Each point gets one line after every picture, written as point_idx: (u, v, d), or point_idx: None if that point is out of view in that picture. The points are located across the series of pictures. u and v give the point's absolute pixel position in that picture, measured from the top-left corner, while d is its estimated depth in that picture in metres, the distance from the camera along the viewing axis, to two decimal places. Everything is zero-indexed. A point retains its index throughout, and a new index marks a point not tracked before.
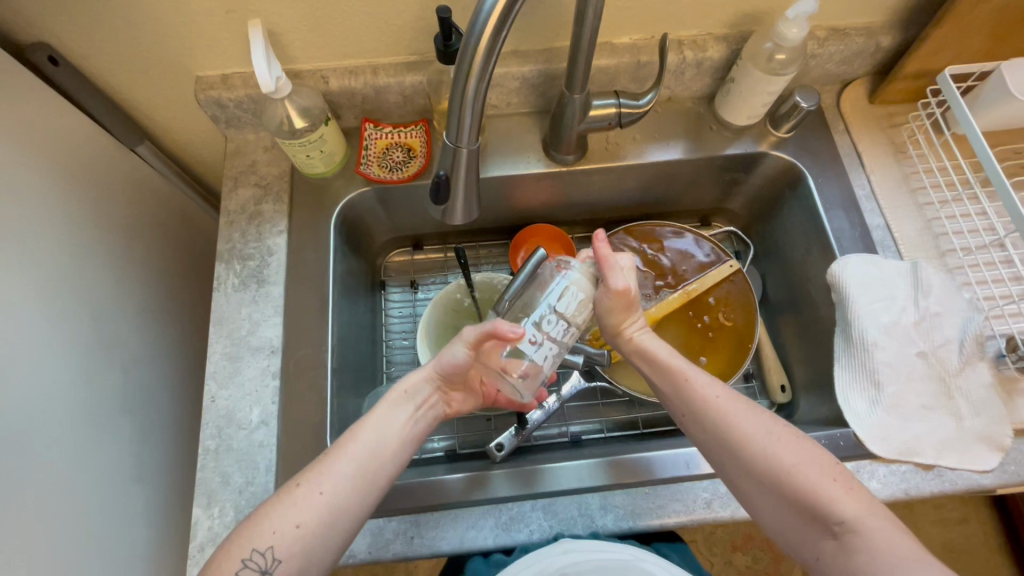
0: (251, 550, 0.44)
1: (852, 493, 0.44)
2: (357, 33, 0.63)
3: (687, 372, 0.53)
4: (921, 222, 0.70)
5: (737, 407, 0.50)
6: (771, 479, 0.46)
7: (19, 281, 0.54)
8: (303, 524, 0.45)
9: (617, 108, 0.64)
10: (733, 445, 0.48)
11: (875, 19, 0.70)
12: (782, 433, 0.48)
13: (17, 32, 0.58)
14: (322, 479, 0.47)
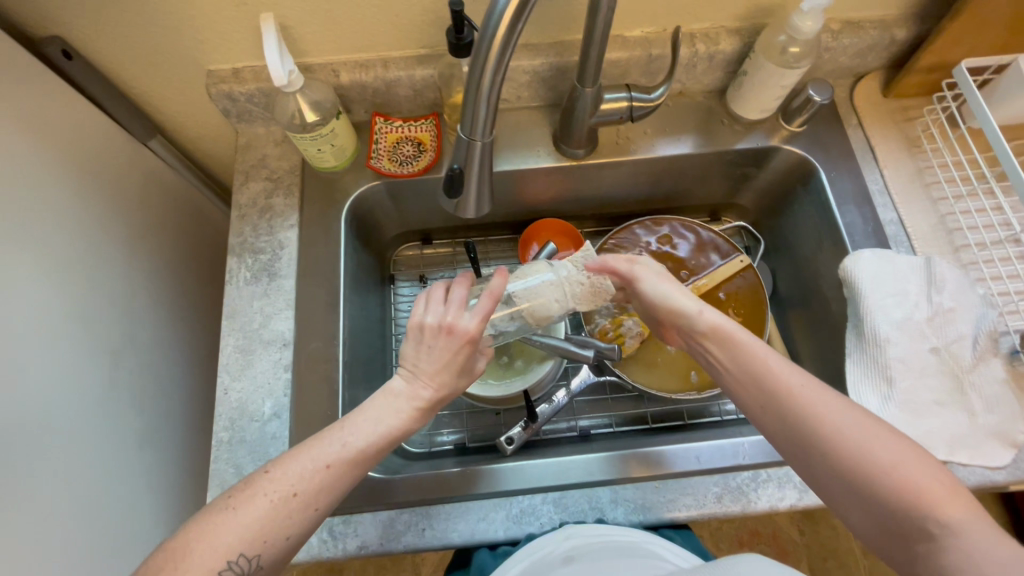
0: (224, 560, 0.41)
1: (956, 497, 0.40)
2: (369, 27, 0.63)
3: (764, 365, 0.48)
4: (935, 217, 0.69)
5: (824, 397, 0.45)
6: (863, 479, 0.42)
7: (32, 274, 0.54)
8: (281, 532, 0.43)
9: (629, 101, 0.64)
10: (821, 441, 0.44)
11: (891, 12, 0.69)
12: (876, 429, 0.43)
13: (31, 26, 0.58)
14: (297, 484, 0.44)
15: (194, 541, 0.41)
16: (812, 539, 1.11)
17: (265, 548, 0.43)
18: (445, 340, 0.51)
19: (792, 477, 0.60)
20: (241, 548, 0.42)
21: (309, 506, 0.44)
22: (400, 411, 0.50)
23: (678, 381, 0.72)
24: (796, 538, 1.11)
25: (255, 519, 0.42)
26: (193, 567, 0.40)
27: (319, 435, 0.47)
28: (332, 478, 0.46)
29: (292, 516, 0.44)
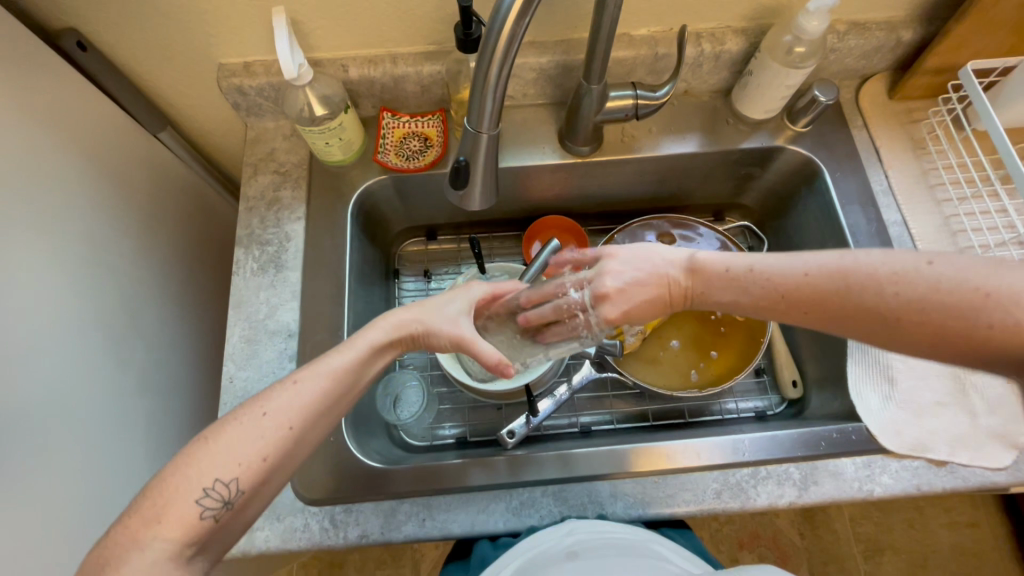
0: (200, 487, 0.42)
1: (966, 288, 0.40)
2: (379, 22, 0.63)
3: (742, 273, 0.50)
4: (939, 219, 0.69)
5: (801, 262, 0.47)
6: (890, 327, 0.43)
7: (42, 259, 0.55)
8: (254, 451, 0.44)
9: (634, 99, 0.64)
10: (837, 319, 0.45)
11: (897, 14, 0.69)
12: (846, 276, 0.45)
13: (47, 17, 0.60)
14: (266, 404, 0.46)
15: (169, 480, 0.43)
16: (812, 543, 1.11)
17: (241, 472, 0.44)
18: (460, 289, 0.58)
19: (792, 475, 0.60)
20: (216, 475, 0.43)
21: (280, 423, 0.46)
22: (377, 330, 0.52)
23: (678, 378, 0.74)
24: (796, 541, 1.11)
25: (230, 445, 0.44)
26: (169, 508, 0.41)
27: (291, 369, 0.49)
28: (300, 396, 0.47)
29: (266, 438, 0.45)
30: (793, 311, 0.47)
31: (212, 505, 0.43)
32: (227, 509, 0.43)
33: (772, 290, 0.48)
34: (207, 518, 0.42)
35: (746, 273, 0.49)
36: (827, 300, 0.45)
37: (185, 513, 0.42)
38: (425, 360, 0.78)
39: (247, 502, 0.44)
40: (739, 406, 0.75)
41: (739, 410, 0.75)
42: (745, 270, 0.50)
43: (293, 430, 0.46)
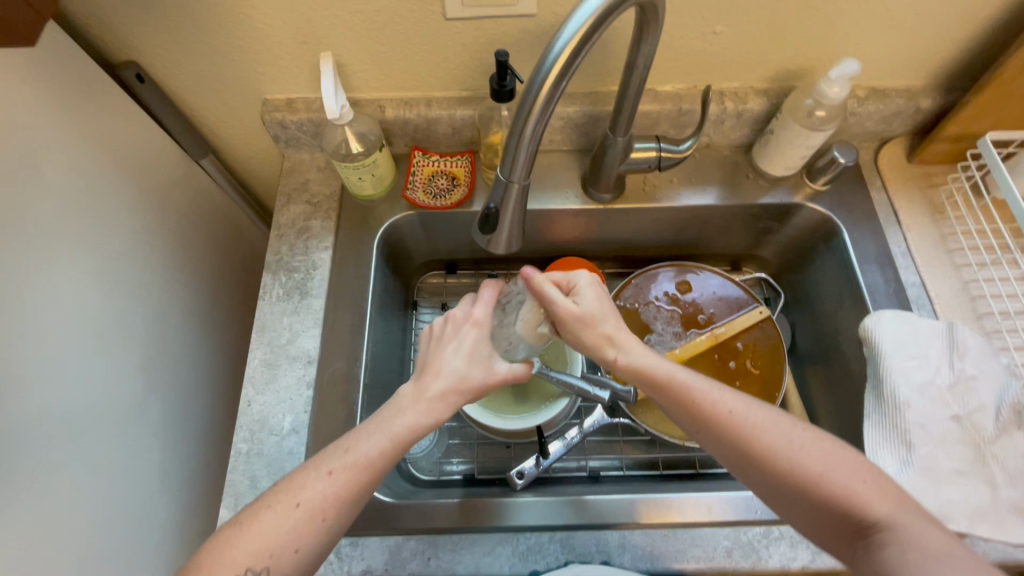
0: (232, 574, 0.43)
1: (884, 496, 0.46)
2: (417, 69, 0.67)
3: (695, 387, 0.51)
4: (958, 284, 0.69)
5: (797, 432, 0.49)
6: (789, 478, 0.47)
7: (81, 274, 0.58)
8: (288, 545, 0.44)
9: (658, 152, 0.67)
10: (754, 448, 0.48)
11: (915, 82, 0.72)
12: (803, 437, 0.49)
13: (111, 51, 0.64)
14: (298, 493, 0.46)
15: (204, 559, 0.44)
16: None
17: (272, 563, 0.44)
18: (460, 330, 0.57)
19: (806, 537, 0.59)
20: (248, 563, 0.43)
21: (312, 511, 0.46)
22: (408, 406, 0.51)
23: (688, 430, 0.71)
24: None
25: (263, 535, 0.44)
26: None
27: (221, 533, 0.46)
28: (334, 484, 0.47)
29: (297, 531, 0.45)
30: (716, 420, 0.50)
31: None
32: None
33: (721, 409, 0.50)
34: None
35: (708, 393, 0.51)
36: (753, 444, 0.48)
37: None
38: None
39: None
40: None
41: None
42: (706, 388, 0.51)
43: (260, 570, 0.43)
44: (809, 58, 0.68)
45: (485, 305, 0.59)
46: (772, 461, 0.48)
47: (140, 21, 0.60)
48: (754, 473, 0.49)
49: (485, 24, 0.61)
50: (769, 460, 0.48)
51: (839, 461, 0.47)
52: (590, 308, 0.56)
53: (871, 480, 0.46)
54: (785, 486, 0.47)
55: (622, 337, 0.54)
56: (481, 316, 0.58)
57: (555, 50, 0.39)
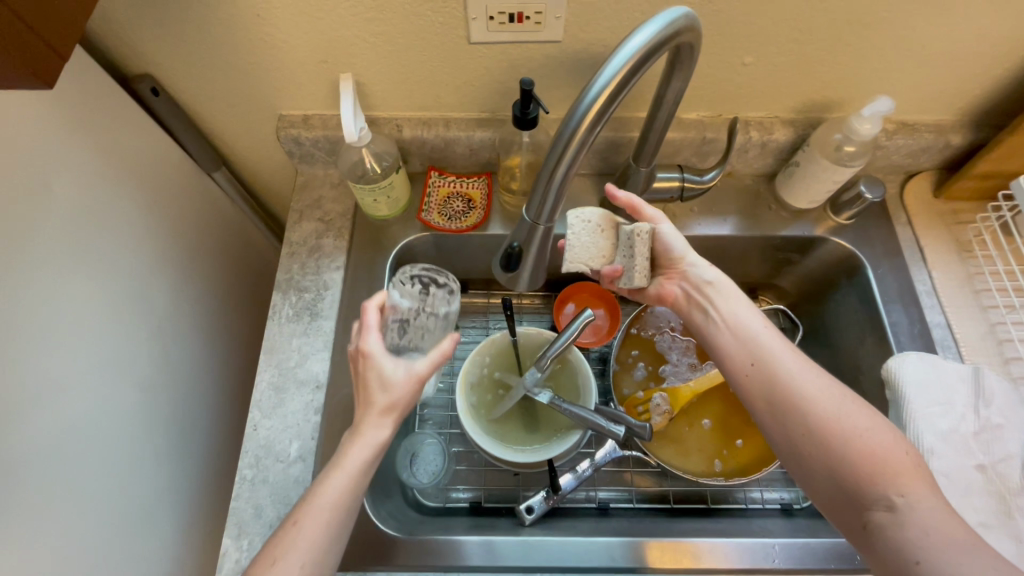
0: None
1: (919, 477, 0.45)
2: (438, 90, 0.66)
3: (756, 337, 0.55)
4: (984, 326, 0.67)
5: (850, 404, 0.49)
6: (826, 435, 0.48)
7: (89, 294, 0.57)
8: None
9: (681, 182, 0.66)
10: (798, 404, 0.50)
11: (946, 117, 0.70)
12: (853, 404, 0.49)
13: (126, 64, 0.63)
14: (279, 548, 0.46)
15: None
16: None
17: None
18: (361, 364, 0.52)
19: None
20: None
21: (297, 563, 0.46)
22: (351, 440, 0.50)
23: (701, 464, 0.72)
24: None
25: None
26: None
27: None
28: (313, 526, 0.47)
29: None
30: (769, 369, 0.52)
31: None
32: None
33: (776, 363, 0.52)
34: None
35: (767, 350, 0.54)
36: (796, 398, 0.50)
37: None
38: (444, 417, 0.77)
39: None
40: (764, 496, 0.73)
41: (764, 500, 0.73)
42: (769, 344, 0.54)
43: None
44: (839, 91, 0.66)
45: (366, 335, 0.52)
46: (814, 415, 0.49)
47: (158, 36, 0.59)
48: (790, 420, 0.50)
49: (510, 48, 0.59)
50: (809, 415, 0.49)
51: (882, 437, 0.47)
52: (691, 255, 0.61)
53: (913, 457, 0.46)
54: (822, 443, 0.48)
55: (725, 287, 0.59)
56: (371, 348, 0.51)
57: (589, 97, 0.38)
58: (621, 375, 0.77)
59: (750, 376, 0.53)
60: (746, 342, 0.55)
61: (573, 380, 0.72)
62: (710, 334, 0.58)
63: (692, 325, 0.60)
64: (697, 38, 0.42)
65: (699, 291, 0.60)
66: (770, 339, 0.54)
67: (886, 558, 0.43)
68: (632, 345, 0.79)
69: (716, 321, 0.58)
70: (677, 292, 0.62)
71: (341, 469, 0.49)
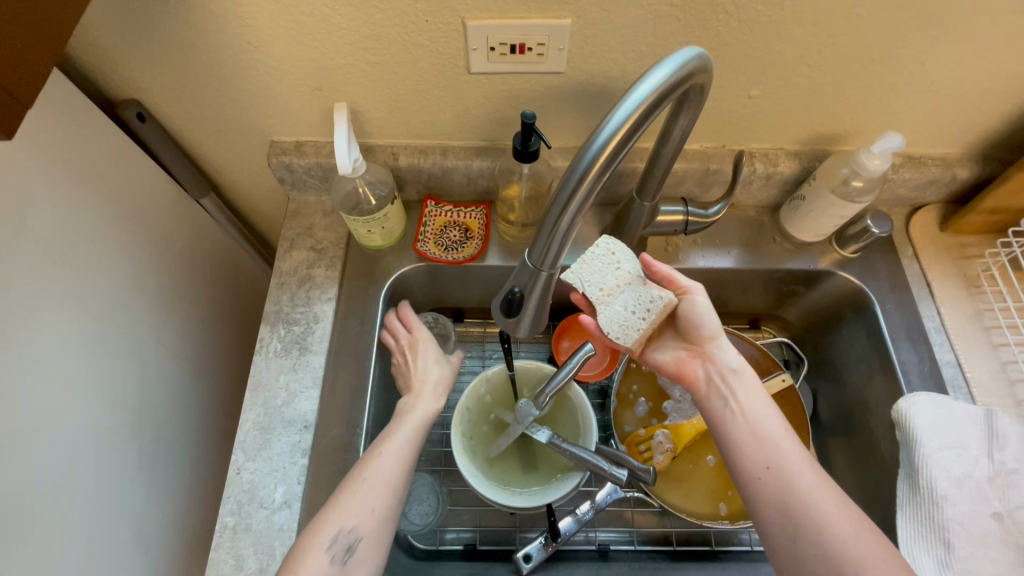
0: (366, 492, 0.54)
1: None
2: (435, 118, 0.64)
3: (773, 439, 0.52)
4: (996, 365, 0.65)
5: (865, 529, 0.47)
6: (840, 560, 0.45)
7: (64, 335, 0.53)
8: (396, 466, 0.56)
9: (685, 216, 0.64)
10: (813, 522, 0.47)
11: (953, 151, 0.69)
12: (865, 527, 0.47)
13: (112, 89, 0.60)
14: (389, 436, 0.59)
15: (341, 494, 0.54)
16: None
17: (392, 476, 0.56)
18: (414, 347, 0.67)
19: None
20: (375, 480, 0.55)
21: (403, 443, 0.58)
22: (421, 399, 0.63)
23: (707, 506, 0.69)
24: None
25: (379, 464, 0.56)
26: (345, 510, 0.52)
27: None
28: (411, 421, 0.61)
29: (401, 455, 0.57)
30: (786, 480, 0.49)
31: (377, 503, 0.53)
32: (388, 503, 0.54)
33: (793, 474, 0.49)
34: (375, 512, 0.53)
35: (785, 457, 0.50)
36: (811, 515, 0.47)
37: (359, 510, 0.52)
38: (438, 454, 0.74)
39: (400, 499, 0.56)
40: None
41: None
42: (788, 452, 0.51)
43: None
44: (846, 124, 0.65)
45: (416, 327, 0.68)
46: (829, 536, 0.46)
47: (146, 61, 0.56)
48: (802, 536, 0.47)
49: (510, 78, 0.58)
50: (823, 535, 0.46)
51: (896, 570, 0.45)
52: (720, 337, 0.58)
53: None
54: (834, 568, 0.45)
55: (749, 379, 0.56)
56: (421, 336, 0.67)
57: (598, 141, 0.36)
58: (621, 410, 0.75)
59: (762, 481, 0.50)
60: (763, 442, 0.52)
61: (573, 419, 0.69)
62: (724, 425, 0.54)
63: (707, 410, 0.56)
64: (707, 81, 0.41)
65: (722, 376, 0.56)
66: (791, 447, 0.51)
67: None
68: (633, 379, 0.76)
69: (736, 415, 0.54)
70: (698, 370, 0.58)
71: (392, 441, 0.58)
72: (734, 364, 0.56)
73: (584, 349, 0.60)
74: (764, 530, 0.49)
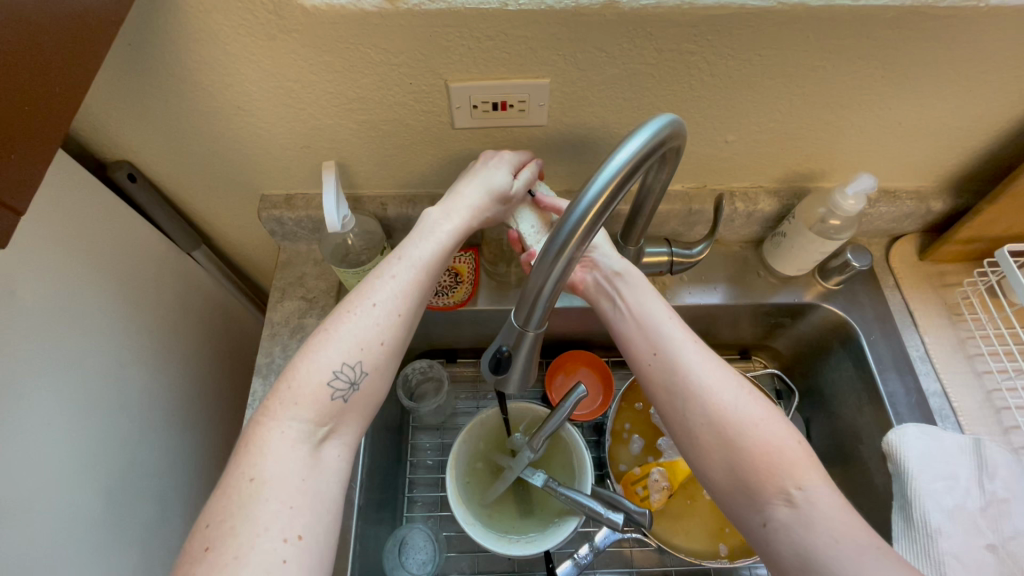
0: (331, 370, 0.46)
1: (811, 466, 0.47)
2: (422, 170, 0.65)
3: (657, 325, 0.55)
4: (981, 393, 0.66)
5: (746, 399, 0.51)
6: (724, 425, 0.49)
7: (65, 408, 0.54)
8: (376, 337, 0.48)
9: (670, 256, 0.66)
10: (696, 395, 0.51)
11: (926, 184, 0.71)
12: (748, 394, 0.51)
13: (104, 151, 0.61)
14: (373, 296, 0.50)
15: (284, 376, 0.47)
16: None
17: (364, 355, 0.48)
18: (499, 166, 0.57)
19: None
20: (343, 360, 0.47)
21: (390, 310, 0.49)
22: (450, 220, 0.55)
23: (706, 541, 0.69)
24: None
25: (353, 335, 0.48)
26: (303, 388, 0.46)
27: (236, 448, 0.44)
28: (399, 285, 0.51)
29: (381, 322, 0.49)
30: (669, 360, 0.53)
31: (340, 385, 0.47)
32: (354, 390, 0.47)
33: (672, 354, 0.53)
34: (336, 399, 0.46)
35: (666, 342, 0.54)
36: (693, 389, 0.51)
37: (318, 391, 0.46)
38: (434, 498, 0.74)
39: (372, 385, 0.48)
40: None
41: None
42: (670, 335, 0.54)
43: (317, 439, 0.45)
44: (821, 163, 0.67)
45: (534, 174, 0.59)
46: (711, 406, 0.50)
47: (138, 126, 0.57)
48: (688, 408, 0.51)
49: (494, 132, 0.59)
50: (705, 404, 0.50)
51: (779, 435, 0.49)
52: (603, 243, 0.61)
53: (799, 446, 0.49)
54: (720, 434, 0.49)
55: (632, 276, 0.59)
56: (514, 159, 0.58)
57: (580, 206, 0.37)
58: (616, 448, 0.75)
59: (650, 365, 0.54)
60: (649, 332, 0.55)
61: (567, 460, 0.69)
62: (615, 325, 0.58)
63: (600, 313, 0.61)
64: (683, 142, 0.42)
65: (608, 280, 0.60)
66: (675, 331, 0.55)
67: (784, 555, 0.45)
68: (626, 416, 0.77)
69: (624, 313, 0.58)
70: (588, 279, 0.62)
71: (403, 260, 0.52)
72: (627, 267, 0.59)
73: (576, 389, 0.56)
74: (660, 411, 0.54)
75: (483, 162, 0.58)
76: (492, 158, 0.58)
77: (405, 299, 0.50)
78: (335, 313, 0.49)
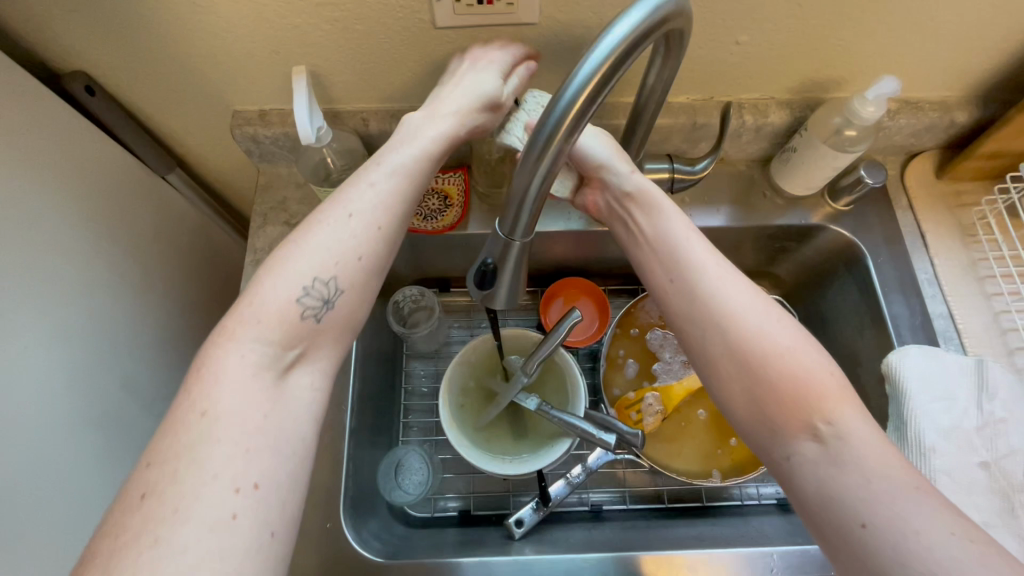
0: (302, 285, 0.44)
1: (845, 400, 0.44)
2: (404, 80, 0.60)
3: (679, 251, 0.50)
4: (988, 315, 0.64)
5: (778, 329, 0.46)
6: (752, 356, 0.45)
7: (41, 331, 0.52)
8: (351, 250, 0.45)
9: (671, 173, 0.62)
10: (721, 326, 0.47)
11: (952, 93, 0.66)
12: (779, 324, 0.47)
13: (55, 59, 0.56)
14: (350, 206, 0.46)
15: (248, 293, 0.44)
16: None
17: (339, 271, 0.45)
18: (485, 65, 0.52)
19: None
20: (316, 273, 0.44)
21: (367, 222, 0.46)
22: (433, 126, 0.50)
23: (699, 463, 0.70)
24: None
25: (325, 248, 0.45)
26: (270, 304, 0.43)
27: (192, 370, 0.41)
28: (377, 196, 0.47)
29: (357, 236, 0.46)
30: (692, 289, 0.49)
31: (312, 302, 0.44)
32: (327, 309, 0.44)
33: (696, 283, 0.49)
34: (307, 317, 0.44)
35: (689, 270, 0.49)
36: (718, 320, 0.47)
37: (287, 307, 0.43)
38: (430, 424, 0.74)
39: (347, 304, 0.45)
40: (761, 491, 0.72)
41: (761, 496, 0.72)
42: (694, 263, 0.49)
43: (284, 364, 0.43)
44: (839, 69, 0.61)
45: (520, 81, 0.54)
46: (738, 337, 0.46)
47: (87, 26, 0.52)
48: (712, 340, 0.47)
49: (480, 33, 0.54)
50: (731, 335, 0.46)
51: (812, 366, 0.45)
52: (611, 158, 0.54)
53: (834, 379, 0.44)
54: (747, 367, 0.45)
55: (648, 199, 0.53)
56: (502, 59, 0.53)
57: (569, 92, 0.33)
58: (610, 374, 0.74)
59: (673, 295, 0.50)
60: (670, 260, 0.51)
61: (561, 386, 0.68)
62: (635, 253, 0.54)
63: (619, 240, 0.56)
64: (687, 22, 0.38)
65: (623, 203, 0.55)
66: (700, 258, 0.50)
67: (808, 489, 0.43)
68: (622, 343, 0.76)
69: (643, 240, 0.53)
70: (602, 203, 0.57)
71: (383, 166, 0.48)
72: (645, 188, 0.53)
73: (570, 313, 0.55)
74: (683, 344, 0.50)
75: (471, 60, 0.53)
76: (479, 56, 0.53)
77: (384, 211, 0.47)
78: (302, 226, 0.45)
